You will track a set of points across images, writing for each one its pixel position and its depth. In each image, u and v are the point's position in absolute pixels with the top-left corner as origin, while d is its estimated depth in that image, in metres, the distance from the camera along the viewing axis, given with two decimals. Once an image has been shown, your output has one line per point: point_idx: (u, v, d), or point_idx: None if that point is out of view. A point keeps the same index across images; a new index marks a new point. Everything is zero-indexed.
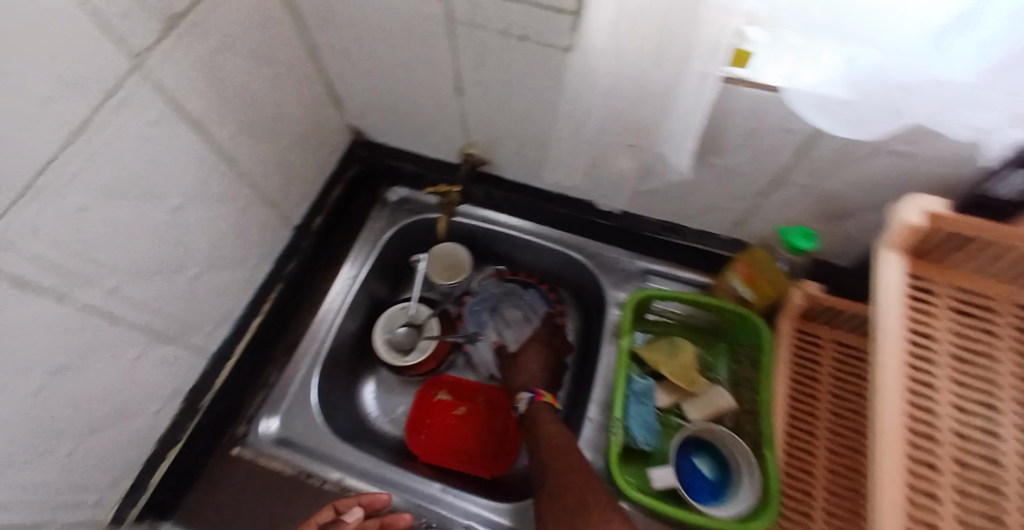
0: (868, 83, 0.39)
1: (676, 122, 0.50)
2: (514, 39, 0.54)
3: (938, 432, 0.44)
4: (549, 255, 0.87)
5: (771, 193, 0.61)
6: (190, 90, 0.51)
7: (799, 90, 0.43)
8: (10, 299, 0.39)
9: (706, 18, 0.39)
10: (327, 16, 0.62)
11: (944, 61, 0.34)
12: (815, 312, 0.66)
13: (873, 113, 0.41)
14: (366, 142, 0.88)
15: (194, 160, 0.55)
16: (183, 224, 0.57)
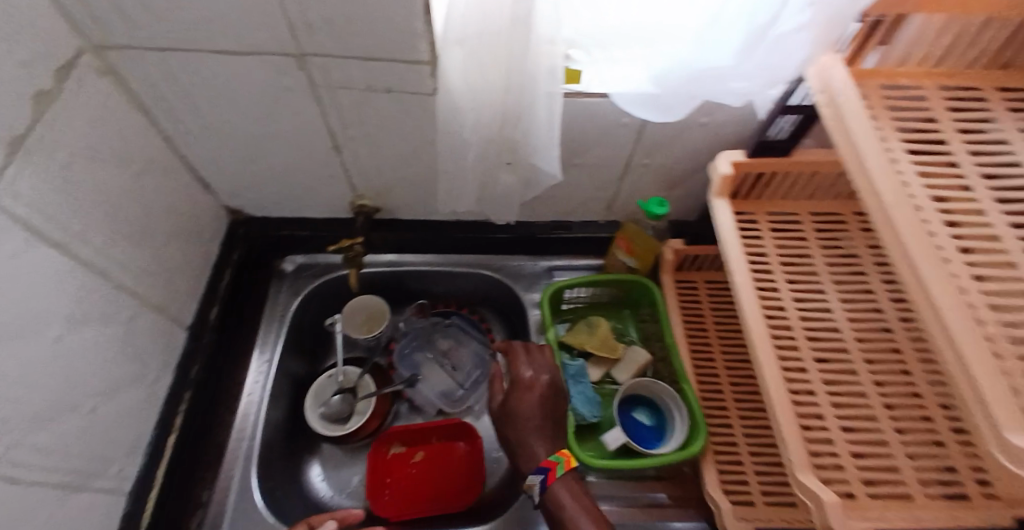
0: (669, 74, 0.49)
1: (537, 135, 0.57)
2: (380, 92, 0.59)
3: (789, 321, 0.58)
4: (461, 278, 0.93)
5: (627, 178, 0.74)
6: (44, 209, 0.48)
7: (625, 94, 0.53)
8: None
9: (542, 48, 0.48)
10: (181, 104, 0.61)
11: (708, 48, 0.46)
12: (686, 263, 0.81)
13: (678, 98, 0.51)
14: (250, 219, 0.86)
15: (65, 282, 0.51)
16: (67, 354, 0.51)
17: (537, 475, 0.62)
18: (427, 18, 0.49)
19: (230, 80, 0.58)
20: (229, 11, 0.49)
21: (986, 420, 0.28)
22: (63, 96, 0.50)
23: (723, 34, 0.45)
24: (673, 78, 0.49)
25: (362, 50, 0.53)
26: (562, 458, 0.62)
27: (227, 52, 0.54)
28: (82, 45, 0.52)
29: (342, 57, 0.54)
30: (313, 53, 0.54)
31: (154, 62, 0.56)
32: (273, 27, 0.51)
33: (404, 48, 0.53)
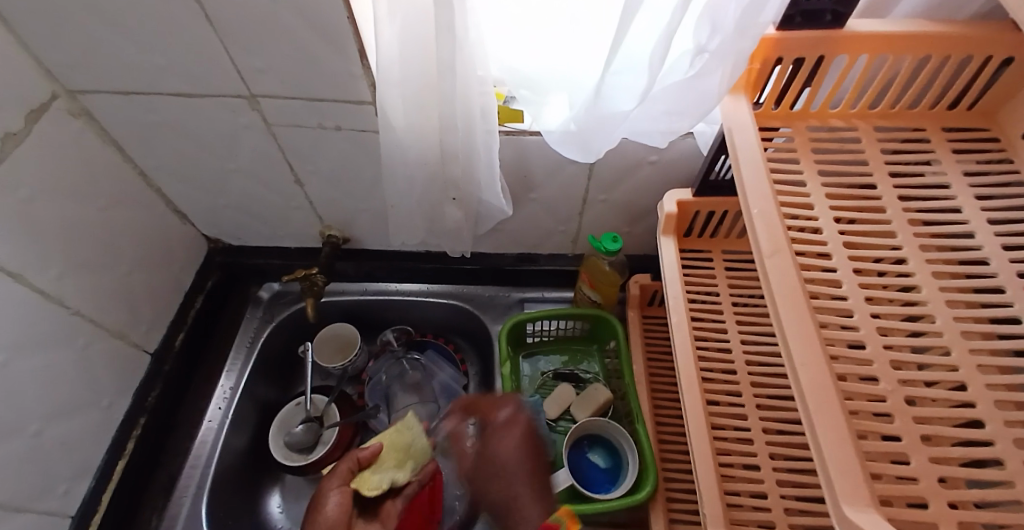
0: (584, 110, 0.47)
1: (479, 165, 0.59)
2: (331, 129, 0.61)
3: (733, 364, 0.56)
4: (433, 308, 0.95)
5: (584, 214, 0.74)
6: (1, 241, 0.51)
7: (555, 134, 0.51)
8: None
9: (469, 90, 0.50)
10: (150, 144, 0.65)
11: (611, 93, 0.44)
12: (653, 299, 0.80)
13: (597, 140, 0.49)
14: (228, 248, 0.88)
15: (15, 312, 0.54)
16: (7, 383, 0.54)
17: None
18: (364, 63, 0.52)
19: (192, 122, 0.61)
20: (179, 59, 0.53)
21: (828, 491, 0.26)
22: (30, 136, 0.54)
23: (628, 78, 0.43)
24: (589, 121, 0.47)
25: (306, 92, 0.56)
26: (562, 520, 0.52)
27: (185, 95, 0.57)
28: (54, 89, 0.56)
29: (291, 98, 0.57)
30: (264, 94, 0.57)
31: (122, 105, 0.59)
32: (222, 72, 0.54)
33: (346, 90, 0.55)
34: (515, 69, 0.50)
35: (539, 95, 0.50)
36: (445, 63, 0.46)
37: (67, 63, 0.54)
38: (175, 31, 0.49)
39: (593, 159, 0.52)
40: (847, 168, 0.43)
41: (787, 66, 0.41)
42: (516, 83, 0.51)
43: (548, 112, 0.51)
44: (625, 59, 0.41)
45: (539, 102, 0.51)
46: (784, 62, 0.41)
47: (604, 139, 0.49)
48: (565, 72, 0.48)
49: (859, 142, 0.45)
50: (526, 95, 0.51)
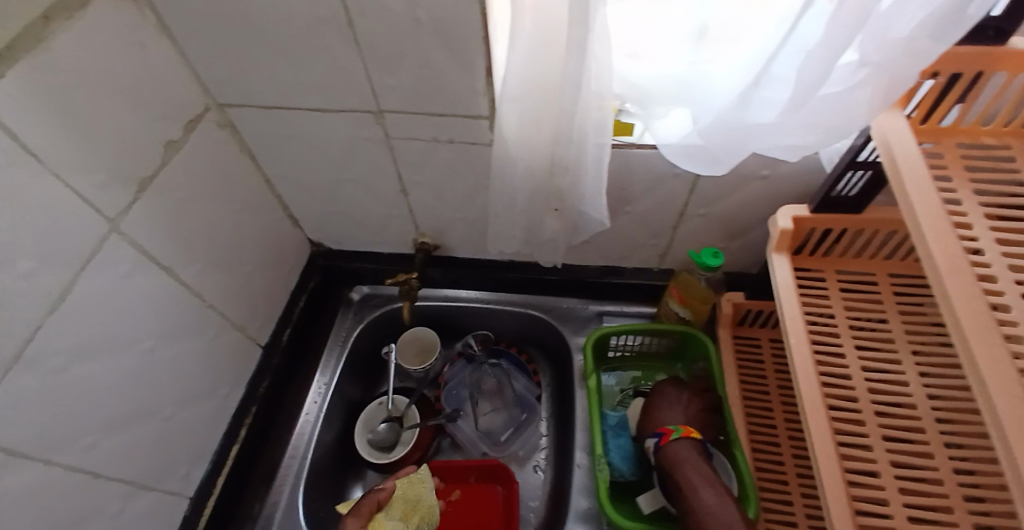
0: (714, 126, 0.49)
1: (585, 182, 0.60)
2: (444, 142, 0.65)
3: (854, 390, 0.54)
4: (511, 317, 0.97)
5: (680, 230, 0.74)
6: (157, 238, 0.57)
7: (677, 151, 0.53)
8: None
9: (588, 103, 0.51)
10: (278, 153, 0.71)
11: (759, 106, 0.45)
12: (746, 318, 0.78)
13: (722, 153, 0.51)
14: (327, 252, 0.94)
15: (164, 302, 0.60)
16: (154, 366, 0.60)
17: (653, 437, 0.67)
18: (489, 79, 0.55)
19: (321, 134, 0.67)
20: (321, 77, 0.58)
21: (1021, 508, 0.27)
22: (186, 145, 0.60)
23: (774, 91, 0.44)
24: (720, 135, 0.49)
25: (429, 108, 0.60)
26: (679, 427, 0.66)
27: (320, 109, 0.62)
28: (208, 103, 0.63)
29: (413, 113, 0.61)
30: (389, 109, 0.61)
31: (263, 118, 0.65)
32: (354, 87, 0.58)
33: (466, 106, 0.58)
34: (637, 82, 0.51)
35: (665, 108, 0.52)
36: (573, 78, 0.48)
37: (221, 80, 0.60)
38: (321, 50, 0.54)
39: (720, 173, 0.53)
40: (1003, 187, 0.40)
41: (942, 80, 0.41)
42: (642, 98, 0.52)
43: (671, 119, 0.53)
44: (775, 74, 0.43)
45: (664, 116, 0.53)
46: (939, 77, 0.41)
47: (730, 153, 0.50)
48: (697, 85, 0.49)
49: (1013, 161, 0.42)
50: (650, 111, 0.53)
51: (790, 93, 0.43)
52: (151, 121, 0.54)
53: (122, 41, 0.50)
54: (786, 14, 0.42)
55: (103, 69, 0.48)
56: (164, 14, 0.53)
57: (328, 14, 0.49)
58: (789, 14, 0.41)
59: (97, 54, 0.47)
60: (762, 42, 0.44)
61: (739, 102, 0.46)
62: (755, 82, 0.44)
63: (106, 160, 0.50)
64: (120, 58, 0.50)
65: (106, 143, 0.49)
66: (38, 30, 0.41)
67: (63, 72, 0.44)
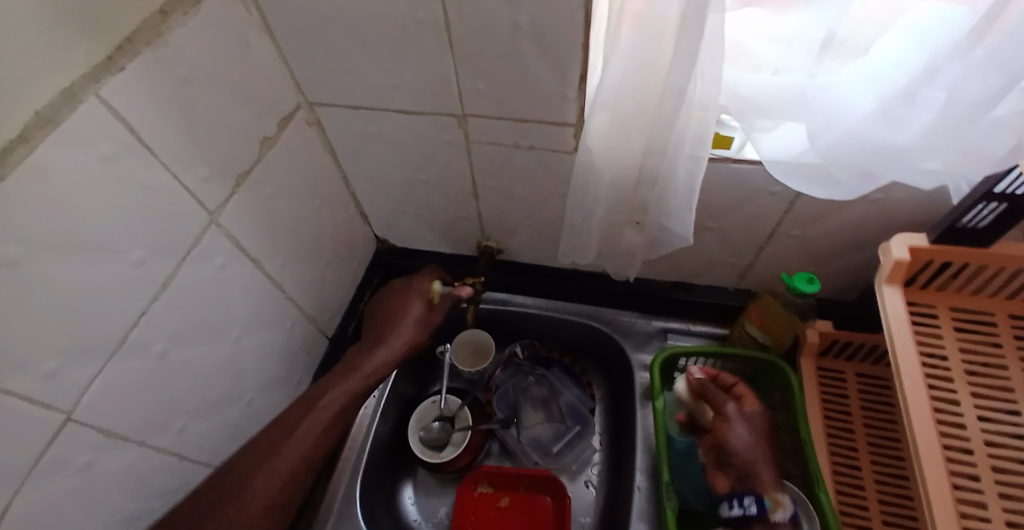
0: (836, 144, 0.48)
1: (674, 197, 0.57)
2: (523, 149, 0.64)
3: (967, 440, 0.49)
4: (570, 325, 0.95)
5: (766, 251, 0.69)
6: (248, 231, 0.59)
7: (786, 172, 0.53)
8: (82, 453, 0.44)
9: (689, 112, 0.48)
10: (359, 152, 0.72)
11: (897, 120, 0.44)
12: (831, 349, 0.74)
13: (839, 172, 0.50)
14: (393, 249, 0.95)
15: (251, 293, 0.62)
16: (239, 354, 0.62)
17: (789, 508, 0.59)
18: (581, 87, 0.53)
19: (402, 135, 0.67)
20: (411, 80, 0.58)
21: None
22: (279, 141, 0.62)
23: (921, 111, 0.43)
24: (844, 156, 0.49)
25: (512, 112, 0.59)
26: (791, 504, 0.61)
27: (407, 111, 0.63)
28: (300, 100, 0.64)
29: (497, 118, 0.60)
30: (473, 114, 0.60)
31: (349, 117, 0.66)
32: (442, 90, 0.58)
33: (555, 112, 0.57)
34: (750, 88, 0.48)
35: (777, 119, 0.49)
36: (679, 89, 0.46)
37: (314, 79, 0.61)
38: (417, 53, 0.54)
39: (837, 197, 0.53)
40: None
41: None
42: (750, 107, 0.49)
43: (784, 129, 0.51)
44: (926, 95, 0.41)
45: (773, 126, 0.50)
46: None
47: (849, 174, 0.50)
48: (814, 104, 0.46)
49: None
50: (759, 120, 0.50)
51: (937, 113, 0.42)
52: (250, 117, 0.56)
53: (231, 40, 0.51)
54: (931, 31, 0.39)
55: (214, 67, 0.50)
56: (267, 13, 0.54)
57: (430, 16, 0.49)
58: (936, 33, 0.39)
59: (209, 51, 0.48)
60: (895, 60, 0.42)
61: (879, 117, 0.45)
62: (904, 98, 0.42)
63: (211, 155, 0.51)
64: (227, 54, 0.51)
65: (210, 138, 0.51)
66: (156, 24, 0.43)
67: (181, 69, 0.46)
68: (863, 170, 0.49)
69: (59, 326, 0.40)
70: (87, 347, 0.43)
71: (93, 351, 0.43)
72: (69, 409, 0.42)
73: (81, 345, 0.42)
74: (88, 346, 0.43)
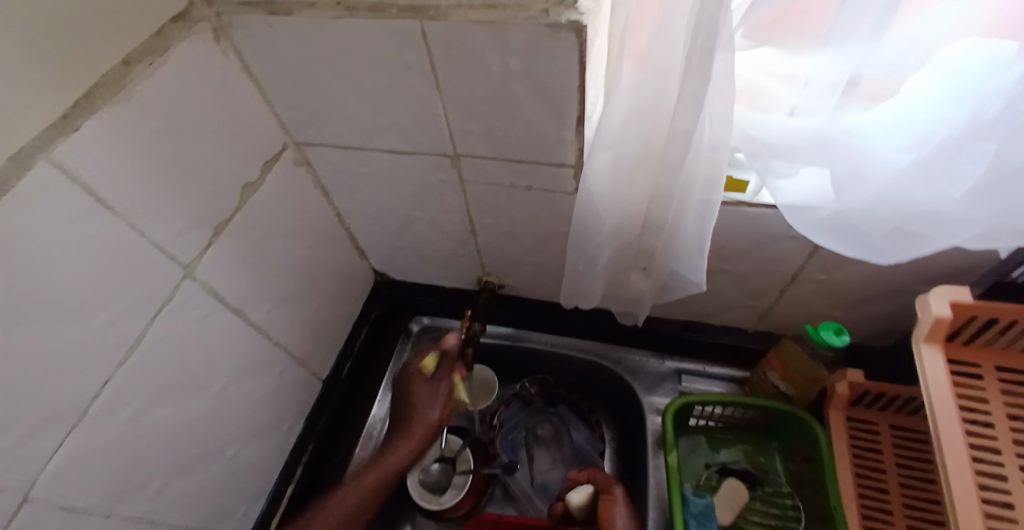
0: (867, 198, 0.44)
1: (683, 242, 0.51)
2: (521, 188, 0.60)
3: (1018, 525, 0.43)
4: (577, 363, 0.90)
5: (787, 294, 0.64)
6: (231, 278, 0.55)
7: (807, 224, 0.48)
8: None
9: (700, 154, 0.43)
10: (353, 190, 0.69)
11: (942, 172, 0.39)
12: (863, 400, 0.69)
13: (867, 228, 0.46)
14: (392, 282, 0.91)
15: (238, 344, 0.58)
16: (223, 409, 0.58)
17: None
18: (579, 129, 0.49)
19: (395, 174, 0.64)
20: (401, 118, 0.54)
21: None
22: (265, 185, 0.58)
23: (971, 164, 0.37)
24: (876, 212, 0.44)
25: (508, 153, 0.55)
26: None
27: (399, 151, 0.59)
28: (287, 140, 0.61)
29: (492, 158, 0.56)
30: (467, 153, 0.57)
31: (339, 156, 0.63)
32: (434, 129, 0.54)
33: (553, 153, 0.53)
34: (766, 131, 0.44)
35: (796, 164, 0.45)
36: (688, 132, 0.42)
37: (301, 119, 0.58)
38: (407, 92, 0.50)
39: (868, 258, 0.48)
40: None
41: None
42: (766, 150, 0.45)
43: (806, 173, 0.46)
44: (977, 147, 0.36)
45: (792, 172, 0.46)
46: None
47: (880, 232, 0.45)
48: (840, 150, 0.42)
49: None
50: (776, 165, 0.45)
51: (992, 168, 0.37)
52: (233, 161, 0.52)
53: (210, 84, 0.48)
54: (973, 77, 0.33)
55: (193, 114, 0.46)
56: (247, 54, 0.50)
57: (418, 57, 0.46)
58: (980, 79, 0.33)
59: (183, 98, 0.45)
60: (931, 109, 0.36)
61: (915, 168, 0.40)
62: (950, 150, 0.37)
63: (189, 205, 0.48)
64: (207, 99, 0.48)
65: (190, 191, 0.47)
66: (122, 76, 0.40)
67: (153, 116, 0.42)
68: (897, 227, 0.45)
69: (11, 403, 0.36)
70: (49, 421, 0.39)
71: (56, 423, 0.40)
72: (26, 489, 0.38)
73: (44, 420, 0.39)
74: (51, 419, 0.39)
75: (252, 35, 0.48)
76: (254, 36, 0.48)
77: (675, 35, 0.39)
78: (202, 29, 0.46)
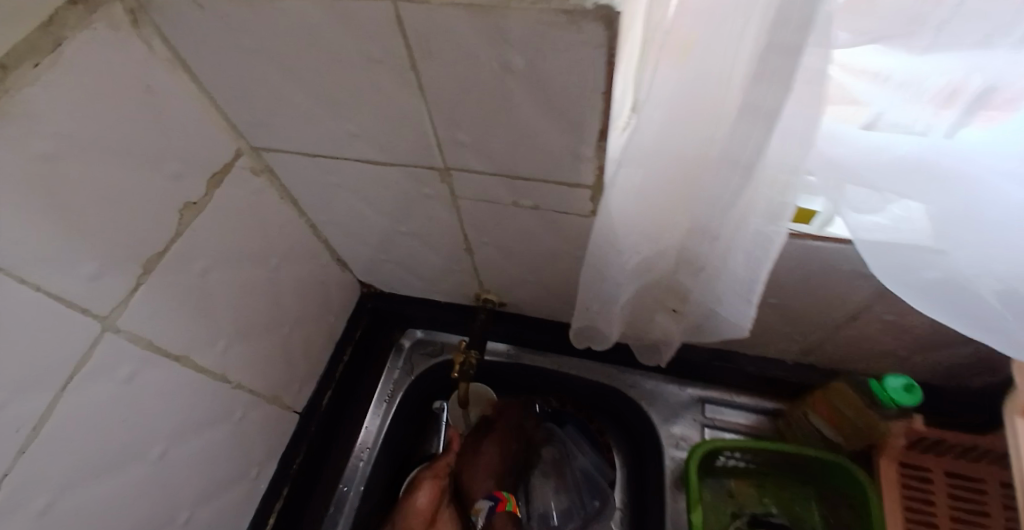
0: (979, 250, 0.34)
1: (728, 285, 0.42)
2: (524, 207, 0.50)
3: None
4: (586, 385, 0.81)
5: (845, 328, 0.55)
6: (166, 322, 0.46)
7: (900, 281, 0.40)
8: None
9: (763, 179, 0.33)
10: (325, 201, 0.58)
11: None
12: (916, 443, 0.58)
13: (974, 283, 0.36)
14: (378, 294, 0.81)
15: (182, 395, 0.49)
16: (166, 472, 0.50)
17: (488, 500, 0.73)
18: (600, 144, 0.38)
19: (372, 186, 0.53)
20: (376, 125, 0.43)
21: None
22: (210, 204, 0.48)
23: None
24: (990, 271, 0.35)
25: (507, 168, 0.45)
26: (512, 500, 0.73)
27: (373, 162, 0.49)
28: (239, 145, 0.50)
29: (488, 173, 0.46)
30: (458, 167, 0.46)
31: (306, 165, 0.52)
32: (417, 139, 0.44)
33: (564, 170, 0.42)
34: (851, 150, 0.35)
35: (881, 195, 0.36)
36: (751, 156, 0.31)
37: (254, 121, 0.47)
38: (381, 92, 0.39)
39: (979, 335, 0.39)
40: None
41: None
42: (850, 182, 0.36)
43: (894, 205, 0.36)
44: None
45: (878, 208, 0.37)
46: None
47: (994, 293, 0.36)
48: (950, 186, 0.33)
49: None
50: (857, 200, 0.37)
51: None
52: (163, 181, 0.42)
53: (122, 88, 0.37)
54: None
55: (98, 130, 0.36)
56: (176, 43, 0.39)
57: (391, 53, 0.35)
58: None
59: (80, 108, 0.34)
60: None
61: None
62: None
63: (101, 242, 0.38)
64: (117, 108, 0.37)
65: (95, 224, 0.37)
66: None
67: (39, 137, 0.32)
68: (1010, 286, 0.35)
69: None
70: None
71: None
72: None
73: None
74: None
75: (178, 15, 0.36)
76: (182, 18, 0.37)
77: (743, 29, 0.27)
78: (107, 11, 0.34)
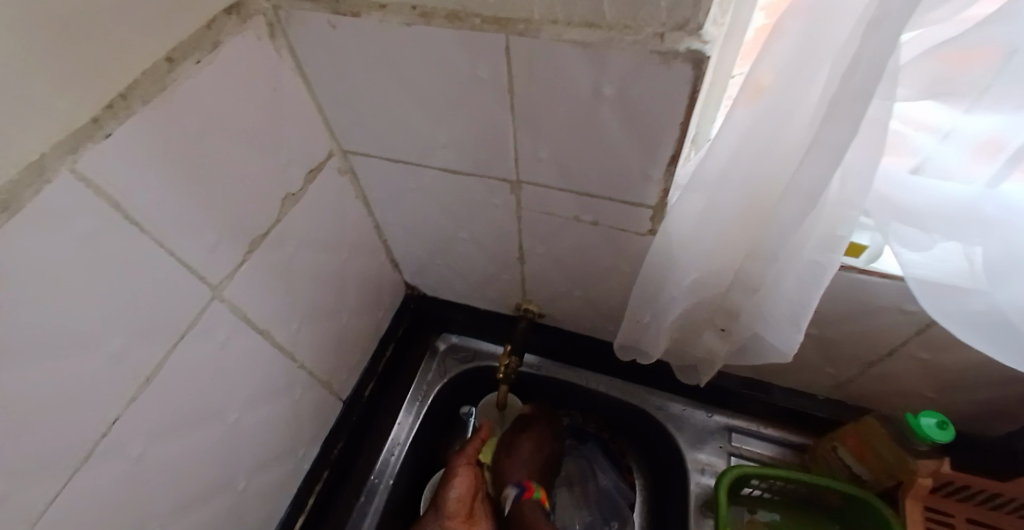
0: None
1: (775, 309, 0.46)
2: (585, 222, 0.54)
3: None
4: (613, 404, 0.84)
5: (880, 364, 0.57)
6: (257, 298, 0.50)
7: (946, 311, 0.43)
8: None
9: (822, 211, 0.36)
10: (396, 203, 0.63)
11: None
12: (940, 488, 0.58)
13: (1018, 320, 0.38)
14: (422, 296, 0.85)
15: (258, 367, 0.54)
16: (233, 439, 0.54)
17: (516, 488, 0.75)
18: (669, 168, 0.43)
19: (446, 192, 0.58)
20: (463, 138, 0.48)
21: None
22: (305, 196, 0.53)
23: None
24: None
25: (577, 185, 0.49)
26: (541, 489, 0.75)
27: (450, 169, 0.53)
28: (333, 147, 0.55)
29: (557, 188, 0.50)
30: (529, 180, 0.51)
31: (387, 168, 0.57)
32: (497, 153, 0.49)
33: (630, 190, 0.47)
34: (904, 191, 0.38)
35: (929, 236, 0.39)
36: (812, 193, 0.34)
37: (352, 127, 0.52)
38: (475, 110, 0.44)
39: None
40: None
41: None
42: (898, 222, 0.40)
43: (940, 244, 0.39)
44: None
45: (925, 247, 0.40)
46: None
47: None
48: (995, 230, 0.35)
49: None
50: (904, 239, 0.40)
51: None
52: (275, 173, 0.48)
53: (259, 88, 0.43)
54: None
55: (235, 125, 0.41)
56: (301, 55, 0.45)
57: (494, 75, 0.40)
58: None
59: (226, 103, 0.40)
60: None
61: None
62: None
63: (225, 220, 0.43)
64: (251, 105, 0.42)
65: (221, 204, 0.42)
66: (162, 73, 0.34)
67: (190, 122, 0.37)
68: None
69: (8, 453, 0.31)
70: (56, 462, 0.35)
71: (61, 464, 0.35)
72: None
73: (47, 465, 0.34)
74: (56, 459, 0.35)
75: (313, 32, 0.42)
76: (314, 35, 0.42)
77: (818, 71, 0.32)
78: (256, 23, 0.40)
